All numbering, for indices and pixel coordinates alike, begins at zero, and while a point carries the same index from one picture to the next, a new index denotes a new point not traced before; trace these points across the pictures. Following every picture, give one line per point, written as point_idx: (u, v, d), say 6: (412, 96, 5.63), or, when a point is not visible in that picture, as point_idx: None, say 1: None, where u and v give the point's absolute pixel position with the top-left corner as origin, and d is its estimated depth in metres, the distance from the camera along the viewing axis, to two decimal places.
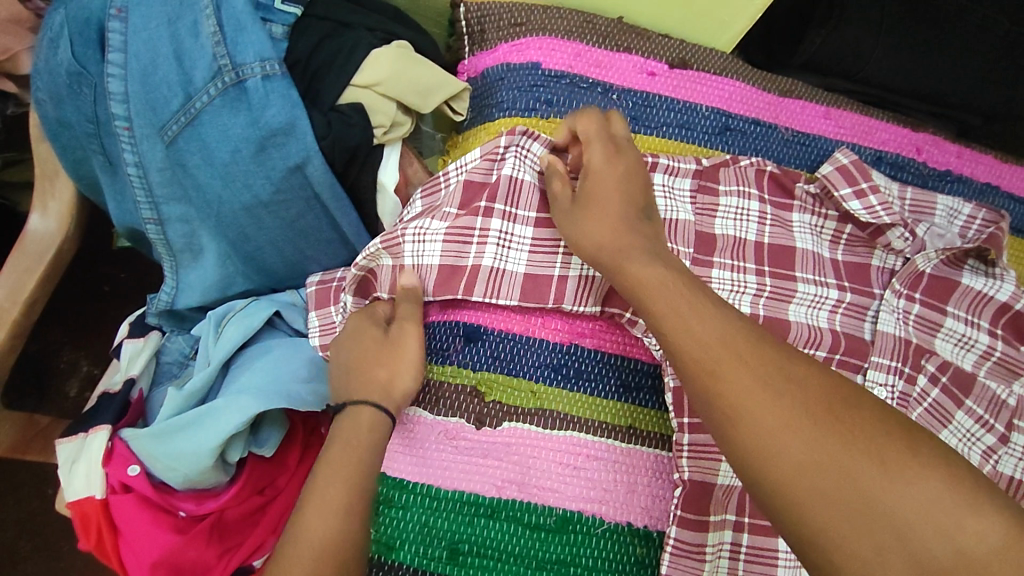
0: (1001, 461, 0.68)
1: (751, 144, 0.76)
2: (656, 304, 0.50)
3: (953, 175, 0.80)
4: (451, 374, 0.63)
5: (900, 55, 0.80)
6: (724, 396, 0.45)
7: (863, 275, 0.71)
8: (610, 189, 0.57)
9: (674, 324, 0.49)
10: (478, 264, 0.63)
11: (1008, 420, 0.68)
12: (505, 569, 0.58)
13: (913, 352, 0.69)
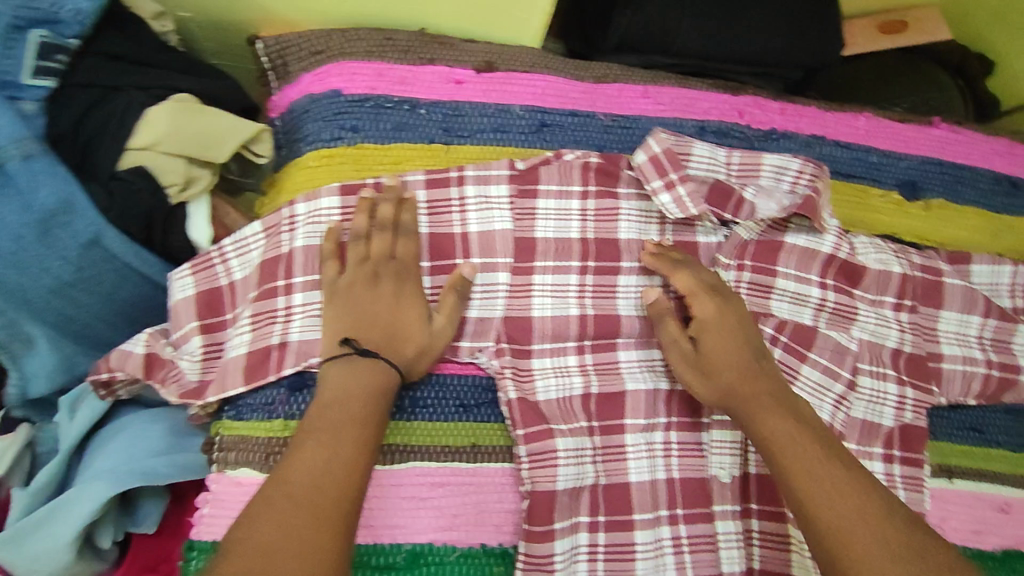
0: (853, 406, 0.71)
1: (570, 136, 0.76)
2: (789, 458, 0.57)
3: (777, 134, 0.81)
4: (281, 429, 0.61)
5: (703, 26, 0.81)
6: (849, 542, 0.52)
7: (690, 253, 0.74)
8: (731, 350, 0.63)
9: (812, 471, 0.56)
10: (286, 340, 0.63)
11: (853, 366, 0.71)
12: None
13: (752, 319, 0.70)
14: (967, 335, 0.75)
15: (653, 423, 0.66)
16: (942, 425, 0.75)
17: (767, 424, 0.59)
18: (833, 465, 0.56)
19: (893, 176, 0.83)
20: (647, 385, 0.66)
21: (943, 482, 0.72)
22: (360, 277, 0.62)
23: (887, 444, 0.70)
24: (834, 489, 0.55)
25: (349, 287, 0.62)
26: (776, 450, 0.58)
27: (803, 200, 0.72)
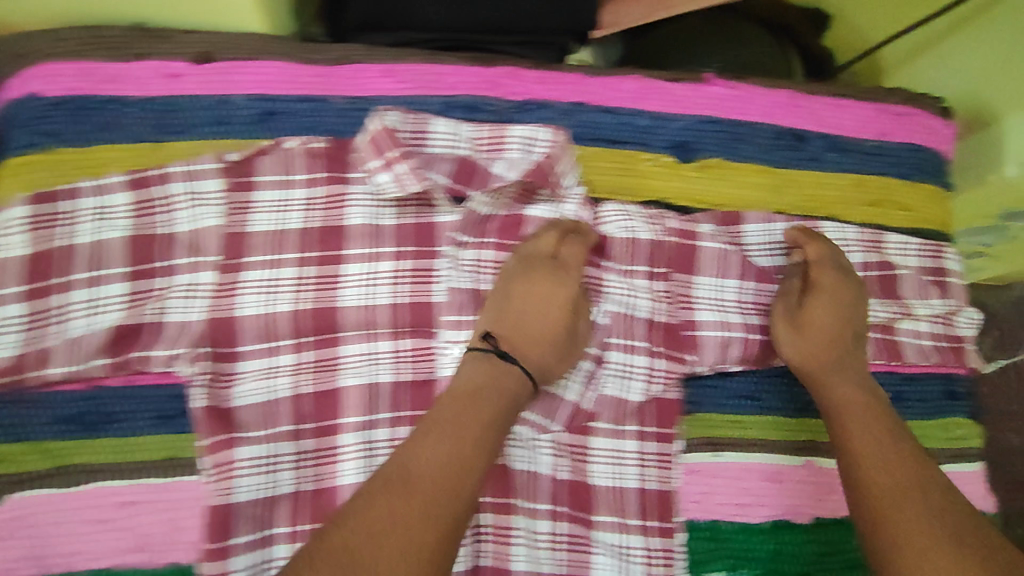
0: (603, 381, 0.70)
1: (300, 123, 0.70)
2: (851, 423, 0.62)
3: (533, 104, 0.75)
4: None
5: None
6: (879, 509, 0.55)
7: (427, 236, 0.71)
8: (826, 315, 0.69)
9: (858, 439, 0.61)
10: None
11: (599, 341, 0.70)
12: None
13: (487, 303, 0.69)
14: (724, 301, 0.73)
15: (370, 420, 0.66)
16: (710, 397, 0.72)
17: (838, 381, 0.66)
18: (888, 432, 0.61)
19: (664, 140, 0.78)
20: (362, 380, 0.66)
21: (709, 456, 0.71)
22: (516, 272, 0.67)
23: (641, 421, 0.70)
24: (875, 436, 0.61)
25: (507, 284, 0.67)
26: (846, 419, 0.63)
27: (537, 166, 0.71)
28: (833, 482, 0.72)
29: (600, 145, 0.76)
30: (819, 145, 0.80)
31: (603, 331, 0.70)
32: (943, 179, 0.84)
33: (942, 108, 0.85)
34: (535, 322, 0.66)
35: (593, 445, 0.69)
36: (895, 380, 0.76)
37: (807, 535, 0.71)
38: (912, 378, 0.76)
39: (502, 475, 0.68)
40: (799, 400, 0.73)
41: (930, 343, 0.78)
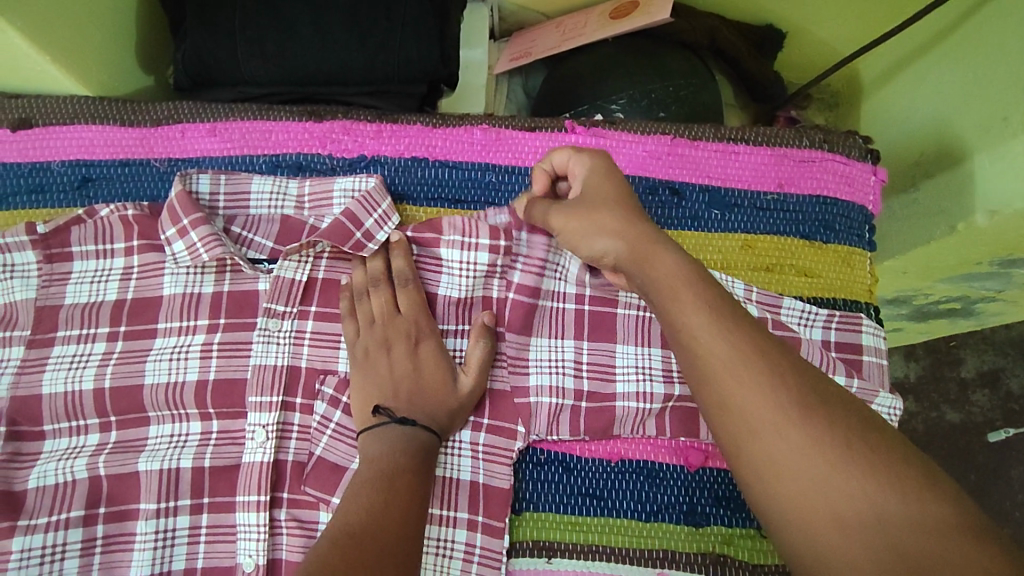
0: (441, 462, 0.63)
1: (120, 188, 0.71)
2: (672, 301, 0.51)
3: (364, 162, 0.72)
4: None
5: (271, 55, 0.74)
6: (735, 411, 0.46)
7: (248, 306, 0.66)
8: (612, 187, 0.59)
9: (691, 316, 0.49)
10: None
11: None
12: None
13: (298, 379, 0.64)
14: (563, 362, 0.66)
15: (165, 508, 0.61)
16: (546, 493, 0.63)
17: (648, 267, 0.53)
18: (715, 309, 0.49)
19: (513, 197, 0.72)
20: (162, 464, 0.62)
21: (541, 563, 0.61)
22: (373, 342, 0.63)
23: (470, 507, 0.61)
24: (704, 308, 0.49)
25: (366, 352, 0.63)
26: (669, 295, 0.51)
27: (337, 227, 0.65)
28: None
29: (445, 204, 0.72)
30: (701, 201, 0.72)
31: None
32: (864, 237, 0.72)
33: (868, 151, 0.73)
34: (414, 381, 0.62)
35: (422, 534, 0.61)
36: None
37: None
38: None
39: None
40: (653, 502, 0.63)
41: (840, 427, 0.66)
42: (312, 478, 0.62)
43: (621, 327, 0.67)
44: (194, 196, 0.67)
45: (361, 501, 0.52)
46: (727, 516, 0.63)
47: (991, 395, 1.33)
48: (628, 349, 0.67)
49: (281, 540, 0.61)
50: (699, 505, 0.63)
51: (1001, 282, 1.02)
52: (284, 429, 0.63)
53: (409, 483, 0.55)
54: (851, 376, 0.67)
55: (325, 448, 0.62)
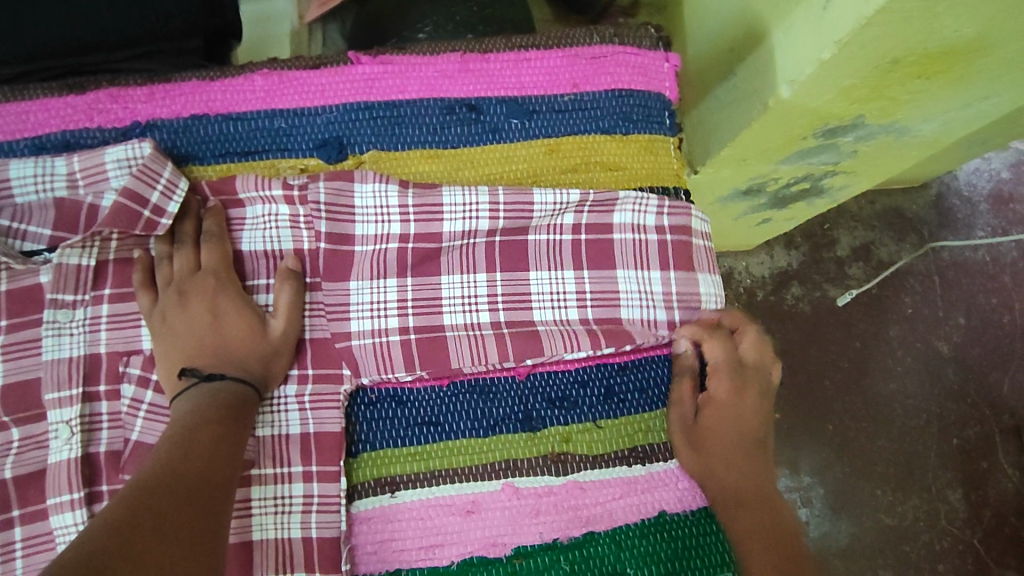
0: (273, 424, 0.62)
1: None
2: (723, 421, 0.65)
3: (138, 129, 0.67)
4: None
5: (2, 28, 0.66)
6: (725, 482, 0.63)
7: (27, 303, 0.61)
8: (725, 428, 0.65)
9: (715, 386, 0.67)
10: None
11: None
12: None
13: (98, 367, 0.61)
14: (386, 301, 0.65)
15: None
16: (383, 431, 0.63)
17: (718, 416, 0.65)
18: (746, 424, 0.66)
19: (305, 140, 0.69)
20: None
21: (385, 499, 0.62)
22: (168, 303, 0.60)
23: (304, 459, 0.61)
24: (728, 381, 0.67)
25: (162, 317, 0.60)
26: (724, 435, 0.65)
27: (119, 210, 0.60)
28: (538, 502, 0.63)
29: (233, 156, 0.68)
30: (499, 113, 0.71)
31: None
32: (664, 123, 0.73)
33: (660, 38, 0.73)
34: (218, 333, 0.60)
35: (257, 495, 0.60)
36: (606, 373, 0.67)
37: (506, 569, 0.61)
38: (625, 367, 0.67)
39: None
40: (489, 417, 0.64)
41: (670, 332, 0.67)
42: (132, 464, 0.59)
43: (446, 260, 0.66)
44: None
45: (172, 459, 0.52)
46: (563, 415, 0.65)
47: (864, 267, 1.38)
48: (453, 279, 0.66)
49: None
50: (535, 409, 0.65)
51: (834, 153, 1.06)
52: (92, 421, 0.60)
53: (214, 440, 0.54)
54: (666, 269, 0.68)
55: (142, 430, 0.60)
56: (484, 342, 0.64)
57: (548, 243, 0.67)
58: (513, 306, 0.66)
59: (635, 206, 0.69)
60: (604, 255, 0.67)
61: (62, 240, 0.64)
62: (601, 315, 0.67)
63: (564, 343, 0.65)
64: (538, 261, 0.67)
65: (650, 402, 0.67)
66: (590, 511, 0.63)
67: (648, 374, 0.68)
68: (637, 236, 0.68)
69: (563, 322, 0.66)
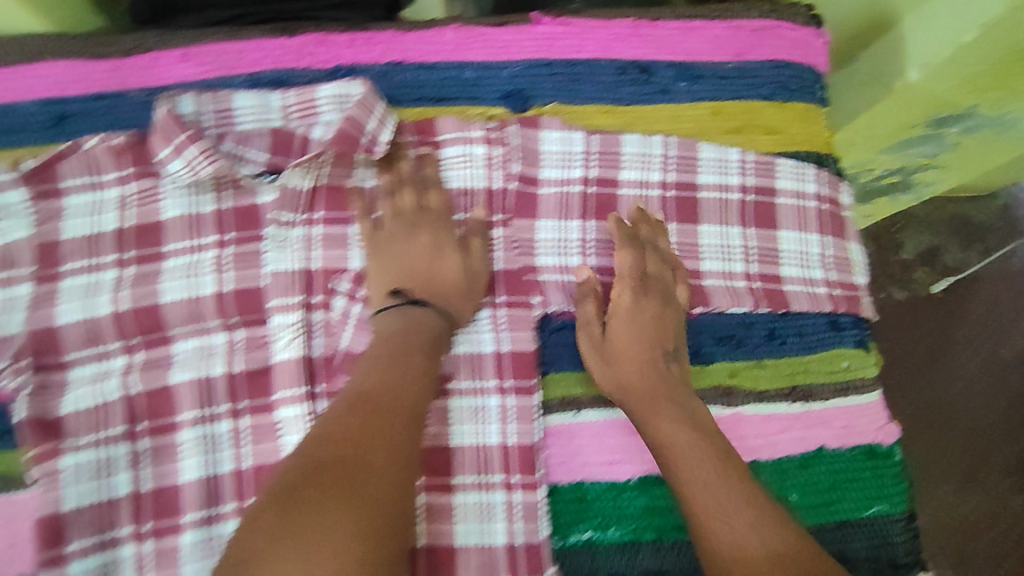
0: (462, 342, 0.67)
1: (99, 121, 0.70)
2: (674, 449, 0.61)
3: (343, 71, 0.73)
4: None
5: None
6: (702, 512, 0.56)
7: (249, 219, 0.67)
8: (631, 338, 0.66)
9: (628, 370, 0.65)
10: None
11: None
12: None
13: (314, 281, 0.67)
14: (568, 241, 0.71)
15: (207, 414, 0.64)
16: (565, 355, 0.69)
17: (656, 424, 0.62)
18: (681, 416, 0.62)
19: (491, 90, 0.75)
20: (196, 372, 0.64)
21: (569, 417, 0.68)
22: (394, 229, 0.66)
23: (498, 373, 0.66)
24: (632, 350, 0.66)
25: (382, 241, 0.66)
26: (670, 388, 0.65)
27: (342, 135, 0.67)
28: None
29: (427, 103, 0.74)
30: (667, 76, 0.76)
31: None
32: (816, 93, 0.79)
33: (812, 17, 0.79)
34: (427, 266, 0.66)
35: (455, 406, 0.65)
36: (769, 318, 0.72)
37: None
38: (786, 314, 0.72)
39: None
40: None
41: (824, 290, 0.73)
42: (345, 368, 0.65)
43: (625, 207, 0.73)
44: (179, 117, 0.66)
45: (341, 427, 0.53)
46: (729, 352, 0.71)
47: None
48: (631, 225, 0.72)
49: None
50: (703, 345, 0.71)
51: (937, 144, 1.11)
52: (308, 325, 0.66)
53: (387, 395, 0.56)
54: (822, 233, 0.75)
55: (352, 339, 0.66)
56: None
57: (718, 200, 0.74)
58: (685, 255, 0.72)
59: (794, 176, 0.76)
60: (767, 216, 0.74)
61: (280, 164, 0.70)
62: (765, 267, 0.73)
63: (729, 297, 0.71)
64: (708, 217, 0.73)
65: (809, 346, 0.72)
66: (753, 441, 0.69)
67: (808, 321, 0.72)
68: (798, 203, 0.75)
69: (728, 276, 0.72)
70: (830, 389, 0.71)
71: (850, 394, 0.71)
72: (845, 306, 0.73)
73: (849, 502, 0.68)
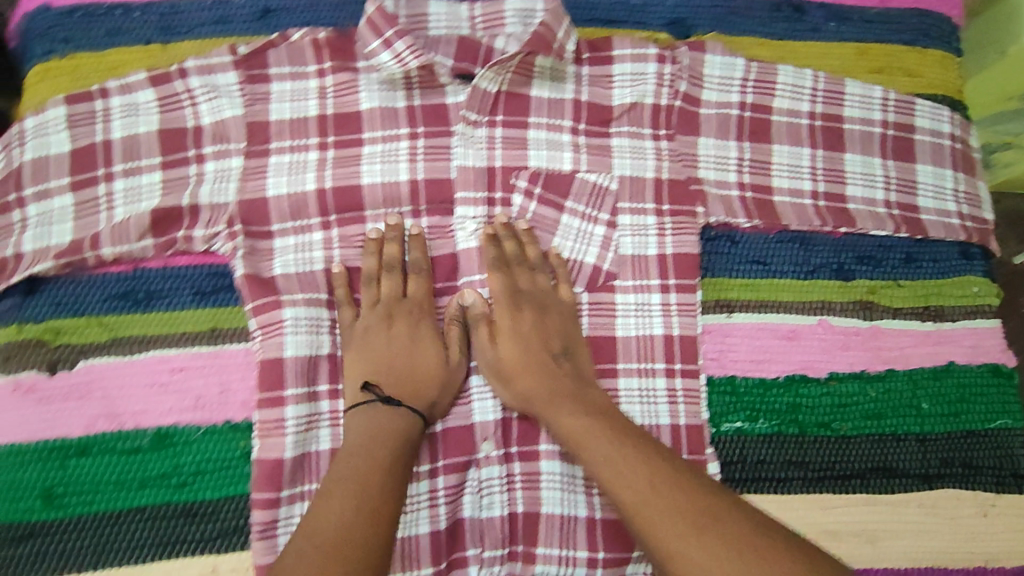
0: (621, 243, 0.72)
1: (299, 18, 0.75)
2: (581, 437, 0.60)
3: None
4: (14, 332, 0.66)
5: None
6: (628, 502, 0.55)
7: (438, 116, 0.72)
8: (511, 342, 0.66)
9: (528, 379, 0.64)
10: (21, 251, 0.67)
11: (611, 206, 0.72)
12: (104, 497, 0.63)
13: (497, 177, 0.71)
14: (728, 157, 0.76)
15: (396, 289, 0.68)
16: (720, 262, 0.75)
17: (561, 418, 0.62)
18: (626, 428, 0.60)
19: (657, 17, 0.80)
20: None
21: (722, 318, 0.73)
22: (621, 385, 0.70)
23: (662, 273, 0.71)
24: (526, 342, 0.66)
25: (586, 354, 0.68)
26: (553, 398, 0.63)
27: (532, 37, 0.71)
28: (848, 337, 0.74)
29: (597, 24, 0.79)
30: (819, 16, 0.82)
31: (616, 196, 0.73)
32: (953, 44, 0.84)
33: None
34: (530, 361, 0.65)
35: (621, 301, 0.71)
36: (905, 243, 0.78)
37: (824, 387, 0.73)
38: (920, 240, 0.78)
39: None
40: (808, 264, 0.76)
41: (957, 221, 0.78)
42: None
43: (778, 132, 0.78)
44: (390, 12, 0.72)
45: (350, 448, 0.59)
46: (869, 271, 0.76)
47: None
48: (784, 149, 0.77)
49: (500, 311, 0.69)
50: (846, 262, 0.76)
51: None
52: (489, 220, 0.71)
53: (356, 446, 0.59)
54: (956, 170, 0.80)
55: (529, 234, 0.71)
56: (805, 207, 0.76)
57: (863, 132, 0.79)
58: (831, 180, 0.77)
59: (932, 116, 0.81)
60: (908, 151, 0.79)
61: (466, 69, 0.73)
62: (904, 197, 0.78)
63: (873, 220, 0.76)
64: (853, 147, 0.79)
65: (941, 271, 0.77)
66: (889, 352, 0.74)
67: (940, 249, 0.78)
68: (934, 141, 0.80)
69: (870, 202, 0.77)
70: (959, 311, 0.77)
71: (978, 318, 0.77)
72: (977, 238, 0.78)
73: (976, 413, 0.74)
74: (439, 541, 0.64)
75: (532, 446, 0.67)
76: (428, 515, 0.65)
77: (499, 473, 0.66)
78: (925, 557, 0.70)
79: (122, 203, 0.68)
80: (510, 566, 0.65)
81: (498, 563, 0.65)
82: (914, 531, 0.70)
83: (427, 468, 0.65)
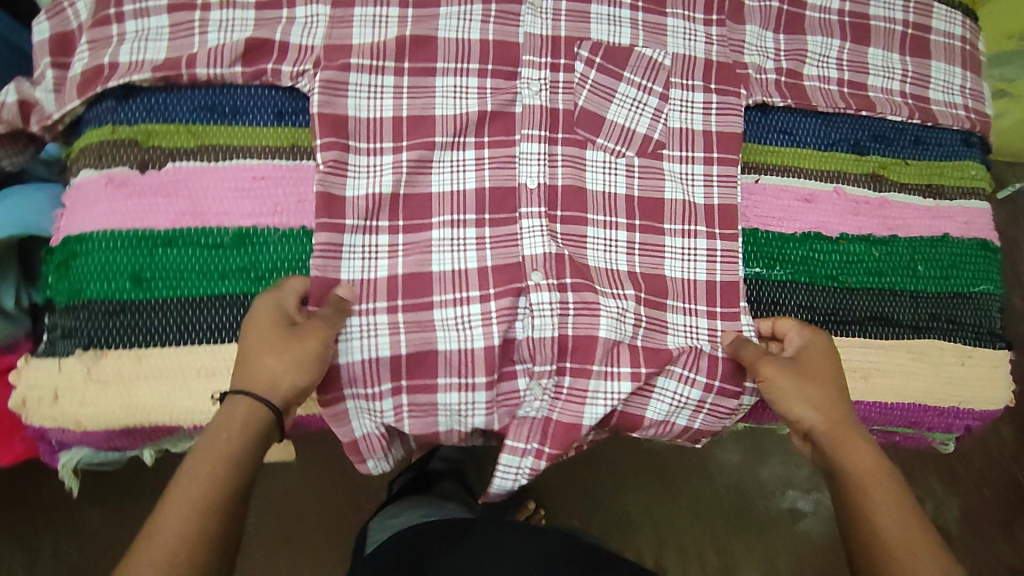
0: (670, 117, 0.79)
1: None
2: (834, 450, 0.65)
3: None
4: (107, 131, 0.69)
5: None
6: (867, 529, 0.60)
7: None
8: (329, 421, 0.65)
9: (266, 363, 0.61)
10: (117, 61, 0.70)
11: (664, 80, 0.79)
12: (190, 284, 0.68)
13: (560, 45, 0.77)
14: (766, 47, 0.83)
15: (456, 142, 0.74)
16: (752, 131, 0.82)
17: (816, 432, 0.67)
18: (855, 443, 0.65)
19: None
20: (454, 107, 0.75)
21: (751, 179, 0.81)
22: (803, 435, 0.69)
23: (707, 147, 0.79)
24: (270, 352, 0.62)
25: (780, 378, 0.68)
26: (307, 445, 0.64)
27: None
28: (857, 204, 0.83)
29: None
30: None
31: (668, 72, 0.80)
32: None
33: None
34: (818, 387, 0.67)
35: (668, 169, 0.78)
36: (915, 128, 0.86)
37: (835, 246, 0.81)
38: (930, 126, 0.86)
39: (575, 193, 0.76)
40: (830, 138, 0.84)
41: (963, 114, 0.87)
42: (583, 122, 0.77)
43: (811, 26, 0.85)
44: None
45: (172, 494, 0.55)
46: (882, 148, 0.85)
47: None
48: (817, 40, 0.85)
49: (557, 166, 0.76)
50: (862, 139, 0.84)
51: None
52: (553, 86, 0.77)
53: (225, 495, 0.56)
54: (964, 70, 0.88)
55: (587, 99, 0.77)
56: (831, 93, 0.83)
57: (886, 29, 0.87)
58: (855, 71, 0.85)
59: (946, 19, 0.89)
60: (923, 49, 0.87)
61: None
62: (917, 90, 0.86)
63: (890, 107, 0.84)
64: (876, 42, 0.86)
65: (943, 155, 0.86)
66: (894, 221, 0.84)
67: (944, 137, 0.87)
68: (947, 42, 0.88)
69: (887, 93, 0.85)
70: (956, 192, 0.86)
71: (972, 199, 0.86)
72: (979, 128, 0.87)
73: (963, 278, 0.84)
74: (492, 354, 0.70)
75: (582, 278, 0.72)
76: (482, 332, 0.70)
77: (554, 299, 0.71)
78: (909, 394, 0.81)
79: (218, 29, 0.72)
80: (558, 379, 0.71)
81: (545, 377, 0.71)
82: (901, 371, 0.81)
83: (479, 294, 0.71)
